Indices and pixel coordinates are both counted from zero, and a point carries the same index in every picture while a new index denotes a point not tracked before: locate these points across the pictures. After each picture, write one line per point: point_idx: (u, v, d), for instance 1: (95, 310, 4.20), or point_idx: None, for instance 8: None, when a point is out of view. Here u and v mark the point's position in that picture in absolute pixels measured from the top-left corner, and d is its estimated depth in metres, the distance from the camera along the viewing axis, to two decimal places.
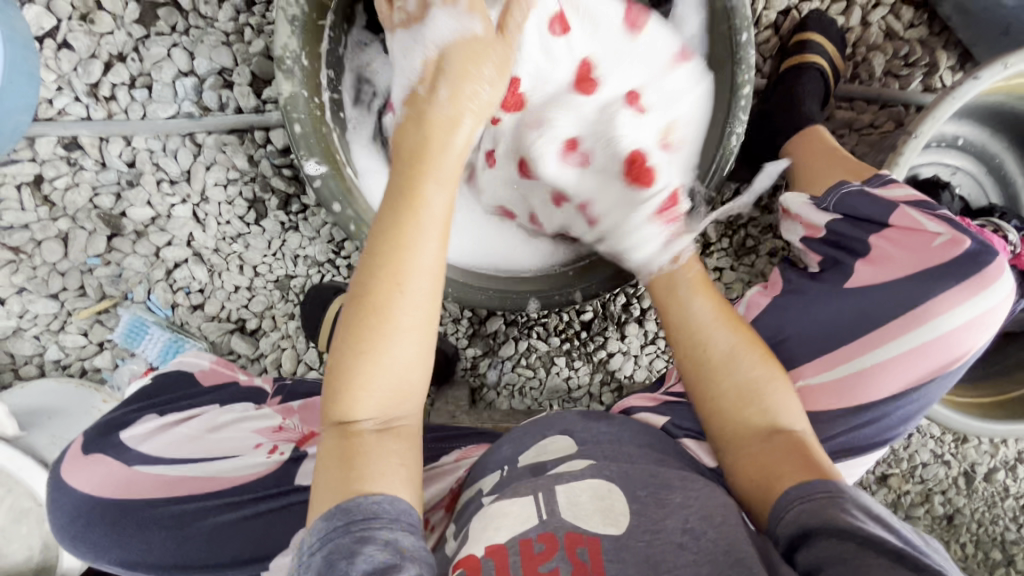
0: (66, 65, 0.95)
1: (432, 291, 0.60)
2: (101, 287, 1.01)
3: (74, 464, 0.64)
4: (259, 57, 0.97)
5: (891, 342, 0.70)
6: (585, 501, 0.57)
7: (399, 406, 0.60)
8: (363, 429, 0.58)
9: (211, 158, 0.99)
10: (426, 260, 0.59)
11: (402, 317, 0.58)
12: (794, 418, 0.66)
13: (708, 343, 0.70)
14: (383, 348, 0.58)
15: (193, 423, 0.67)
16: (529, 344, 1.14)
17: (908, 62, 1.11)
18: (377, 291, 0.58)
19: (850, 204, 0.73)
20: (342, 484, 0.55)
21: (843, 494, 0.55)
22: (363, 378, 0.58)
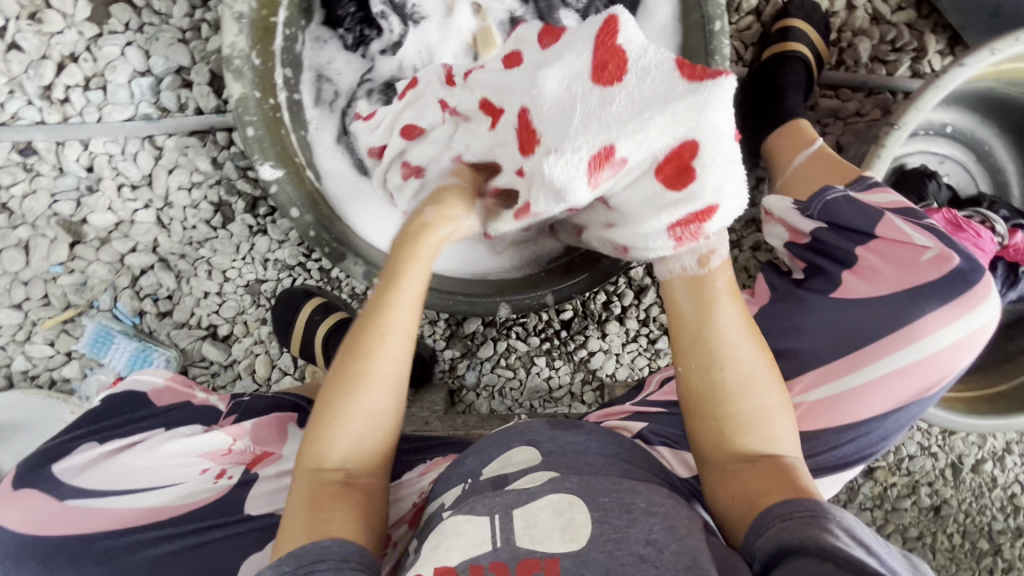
0: (16, 67, 0.91)
1: (408, 352, 0.61)
2: (65, 295, 0.98)
3: (4, 500, 0.61)
4: (217, 55, 0.93)
5: (874, 362, 0.68)
6: (544, 519, 0.55)
7: (370, 461, 0.59)
8: (333, 478, 0.57)
9: (172, 161, 0.96)
10: (405, 315, 0.61)
11: (382, 371, 0.59)
12: (790, 444, 0.62)
13: (726, 361, 0.63)
14: (362, 396, 0.58)
15: (132, 453, 0.64)
16: (508, 344, 1.12)
17: (895, 47, 1.07)
18: (366, 334, 0.60)
19: (832, 212, 0.74)
20: (307, 526, 0.53)
21: (829, 515, 0.53)
22: (339, 425, 0.58)
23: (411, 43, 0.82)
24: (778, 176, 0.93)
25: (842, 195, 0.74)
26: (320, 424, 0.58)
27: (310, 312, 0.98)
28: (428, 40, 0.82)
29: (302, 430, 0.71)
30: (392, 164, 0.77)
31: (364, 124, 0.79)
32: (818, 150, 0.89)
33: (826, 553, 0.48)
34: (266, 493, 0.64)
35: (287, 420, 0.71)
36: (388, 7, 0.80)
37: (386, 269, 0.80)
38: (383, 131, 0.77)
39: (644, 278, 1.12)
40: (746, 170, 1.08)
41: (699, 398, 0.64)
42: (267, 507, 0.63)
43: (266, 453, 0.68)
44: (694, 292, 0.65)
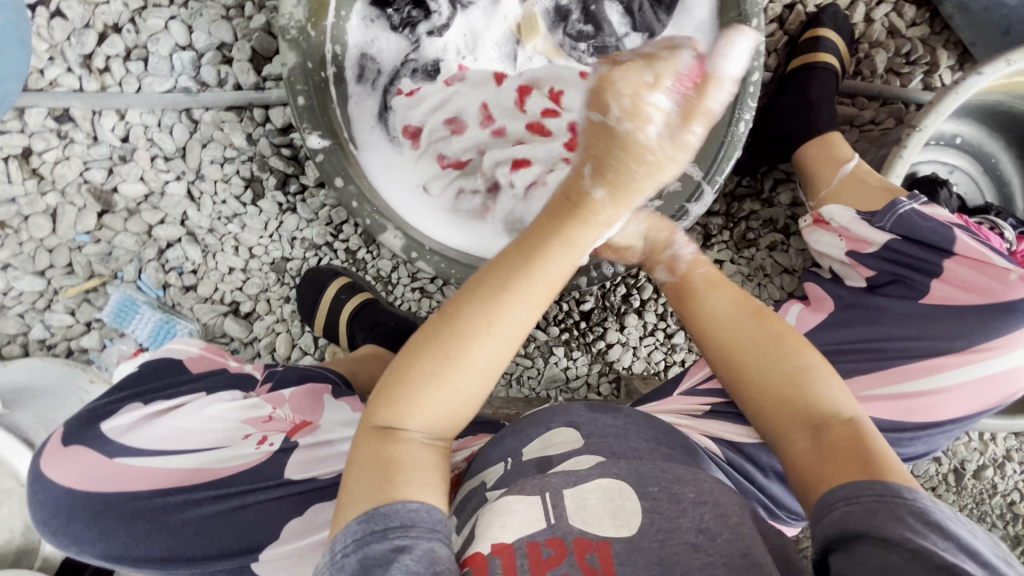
0: (59, 35, 0.92)
1: (524, 329, 0.56)
2: (89, 265, 0.98)
3: (55, 456, 0.61)
4: (260, 33, 0.95)
5: (967, 365, 0.69)
6: (595, 503, 0.56)
7: (448, 432, 0.57)
8: (409, 445, 0.55)
9: (208, 135, 0.97)
10: (543, 286, 0.56)
11: (479, 357, 0.54)
12: (843, 402, 0.61)
13: (740, 341, 0.67)
14: (457, 371, 0.54)
15: (179, 414, 0.63)
16: (528, 333, 1.13)
17: (909, 60, 1.12)
18: (472, 308, 0.55)
19: (907, 226, 0.75)
20: (378, 490, 0.52)
21: (900, 499, 0.51)
22: (421, 395, 0.55)
23: (458, 27, 0.85)
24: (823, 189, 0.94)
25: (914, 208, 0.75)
26: (403, 387, 0.55)
27: (336, 290, 0.98)
28: (473, 25, 0.85)
29: (337, 401, 0.69)
30: (425, 152, 0.85)
31: (408, 101, 0.85)
32: (857, 166, 0.90)
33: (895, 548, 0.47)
34: (306, 460, 0.63)
35: (322, 391, 0.70)
36: None
37: (424, 244, 0.80)
38: (433, 104, 0.85)
39: None
40: (765, 171, 1.12)
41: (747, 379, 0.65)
42: (308, 472, 0.62)
43: (305, 422, 0.66)
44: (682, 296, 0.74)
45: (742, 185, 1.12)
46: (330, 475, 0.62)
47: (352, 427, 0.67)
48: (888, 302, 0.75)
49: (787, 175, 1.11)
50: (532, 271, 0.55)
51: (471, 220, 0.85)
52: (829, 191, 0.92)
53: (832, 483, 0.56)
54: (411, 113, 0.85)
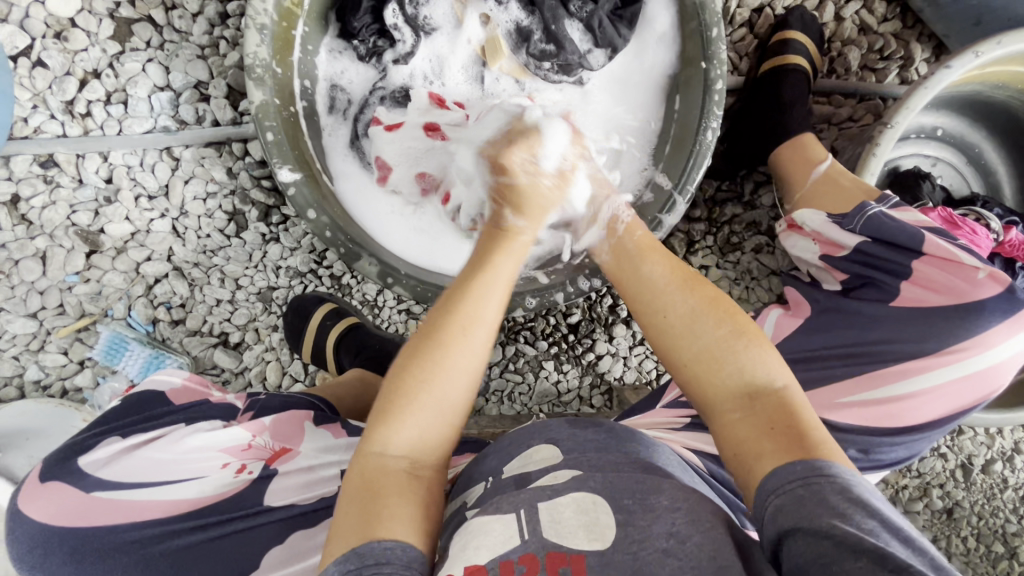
0: (41, 83, 0.94)
1: (484, 351, 0.61)
2: (80, 304, 1.00)
3: (30, 492, 0.60)
4: (234, 69, 0.97)
5: (939, 368, 0.67)
6: (569, 517, 0.56)
7: (433, 454, 0.58)
8: (395, 472, 0.56)
9: (189, 171, 0.99)
10: (496, 298, 0.62)
11: (460, 362, 0.59)
12: (774, 372, 0.58)
13: (666, 309, 0.63)
14: (439, 387, 0.58)
15: (157, 445, 0.63)
16: (516, 349, 1.13)
17: (883, 56, 1.11)
18: (444, 326, 0.60)
19: (876, 227, 0.73)
20: (363, 524, 0.52)
21: (824, 478, 0.49)
22: (409, 415, 0.57)
23: (423, 53, 0.86)
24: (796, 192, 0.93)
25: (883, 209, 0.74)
26: (390, 416, 0.57)
27: (321, 316, 0.99)
28: (439, 51, 0.86)
29: (318, 428, 0.70)
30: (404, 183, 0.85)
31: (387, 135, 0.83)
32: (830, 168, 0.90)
33: (828, 538, 0.44)
34: (289, 487, 0.64)
35: (303, 418, 0.71)
36: (401, 19, 0.83)
37: (400, 269, 0.82)
38: (398, 149, 0.83)
39: None
40: (744, 175, 1.12)
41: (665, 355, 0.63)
42: (289, 498, 0.63)
43: (285, 449, 0.67)
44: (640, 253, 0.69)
45: (722, 189, 1.12)
46: (311, 500, 0.63)
47: (332, 453, 0.68)
48: (861, 306, 0.73)
49: (767, 177, 1.11)
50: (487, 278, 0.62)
51: (446, 242, 0.86)
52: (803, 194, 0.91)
53: (769, 460, 0.52)
54: (387, 152, 0.83)
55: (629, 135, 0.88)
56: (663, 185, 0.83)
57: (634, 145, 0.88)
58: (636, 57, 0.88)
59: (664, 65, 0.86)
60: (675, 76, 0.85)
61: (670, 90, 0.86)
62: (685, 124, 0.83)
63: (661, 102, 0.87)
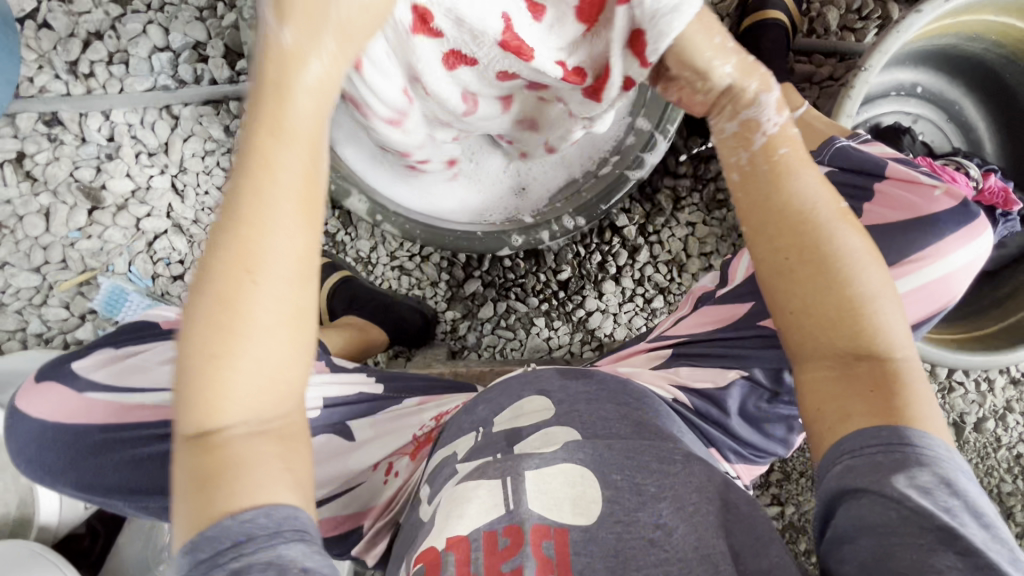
0: (46, 44, 0.98)
1: (304, 260, 0.44)
2: (82, 259, 1.03)
3: (31, 391, 0.63)
4: (231, 30, 1.00)
5: (903, 278, 0.69)
6: (555, 487, 0.58)
7: (279, 407, 0.45)
8: (230, 441, 0.44)
9: (188, 129, 1.03)
10: (292, 178, 0.43)
11: (270, 264, 0.43)
12: (898, 337, 0.55)
13: (804, 245, 0.55)
14: (239, 335, 0.43)
15: (147, 355, 0.64)
16: (507, 305, 1.15)
17: (862, 15, 1.14)
18: (238, 247, 0.42)
19: (843, 157, 0.78)
20: (207, 502, 0.42)
21: (906, 446, 0.50)
22: (219, 365, 0.43)
23: None
24: None
25: (849, 144, 0.79)
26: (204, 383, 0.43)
27: (315, 274, 1.03)
28: None
29: None
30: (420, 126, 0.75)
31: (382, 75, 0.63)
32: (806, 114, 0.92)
33: (899, 505, 0.47)
34: None
35: None
36: None
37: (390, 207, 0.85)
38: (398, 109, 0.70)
39: (637, 237, 1.16)
40: None
41: (781, 292, 0.56)
42: None
43: None
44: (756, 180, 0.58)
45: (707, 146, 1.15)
46: None
47: None
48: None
49: None
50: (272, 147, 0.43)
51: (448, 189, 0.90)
52: None
53: (857, 421, 0.53)
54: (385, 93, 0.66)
55: None
56: (644, 127, 0.86)
57: None
58: None
59: None
60: None
61: None
62: None
63: None
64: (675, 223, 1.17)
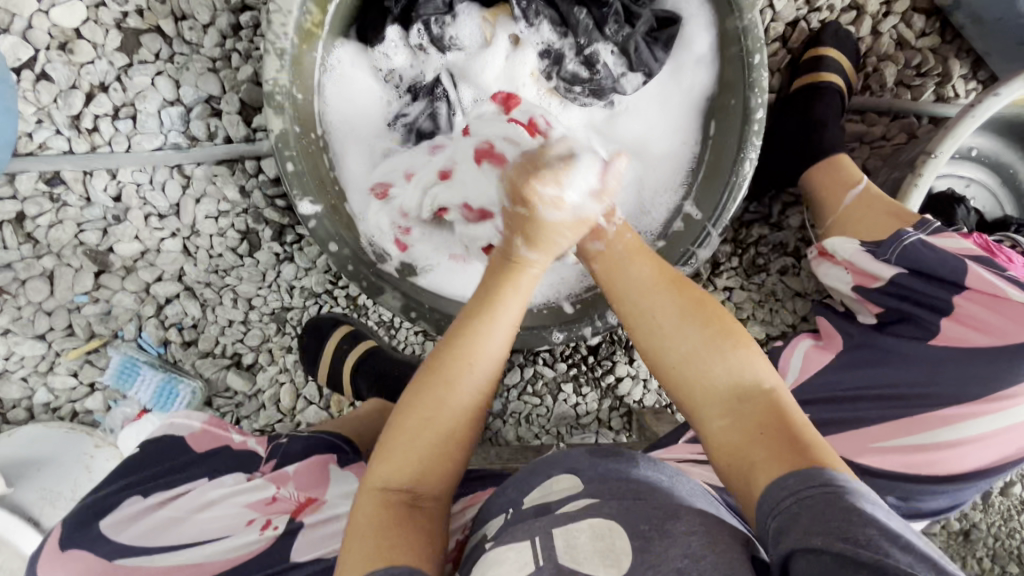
0: (45, 97, 0.90)
1: (490, 377, 0.61)
2: (89, 325, 0.97)
3: (52, 559, 0.61)
4: (248, 84, 0.92)
5: (986, 415, 0.68)
6: (584, 542, 0.53)
7: (433, 484, 0.58)
8: (399, 500, 0.56)
9: (200, 190, 0.95)
10: (495, 346, 0.62)
11: (467, 384, 0.60)
12: (764, 373, 0.59)
13: (653, 311, 0.64)
14: (448, 407, 0.59)
15: (180, 503, 0.64)
16: (535, 370, 1.10)
17: (920, 72, 1.07)
18: (460, 356, 0.60)
19: (913, 258, 0.73)
20: (379, 548, 0.52)
21: (833, 490, 0.47)
22: (407, 442, 0.58)
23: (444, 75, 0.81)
24: (827, 218, 0.91)
25: (920, 238, 0.73)
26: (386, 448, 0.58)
27: (338, 339, 0.96)
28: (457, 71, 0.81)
29: (344, 471, 0.70)
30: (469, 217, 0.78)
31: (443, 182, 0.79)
32: (865, 190, 0.87)
33: (846, 560, 0.42)
34: (315, 539, 0.63)
35: (328, 462, 0.70)
36: (426, 40, 0.79)
37: (424, 303, 0.81)
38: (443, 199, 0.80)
39: None
40: (773, 194, 1.07)
41: (653, 356, 0.63)
42: (315, 551, 0.62)
43: (310, 499, 0.66)
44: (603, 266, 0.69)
45: (750, 210, 1.08)
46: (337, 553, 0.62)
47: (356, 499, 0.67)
48: (893, 342, 0.74)
49: (796, 198, 1.08)
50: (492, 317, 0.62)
51: None
52: (836, 217, 0.89)
53: (762, 466, 0.53)
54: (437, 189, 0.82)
55: (658, 162, 0.85)
56: (698, 220, 0.80)
57: (665, 175, 0.84)
58: (671, 80, 0.83)
59: (701, 89, 0.81)
60: (712, 100, 0.81)
61: (704, 114, 0.82)
62: (720, 151, 0.79)
63: (696, 127, 0.83)
64: (712, 288, 1.08)
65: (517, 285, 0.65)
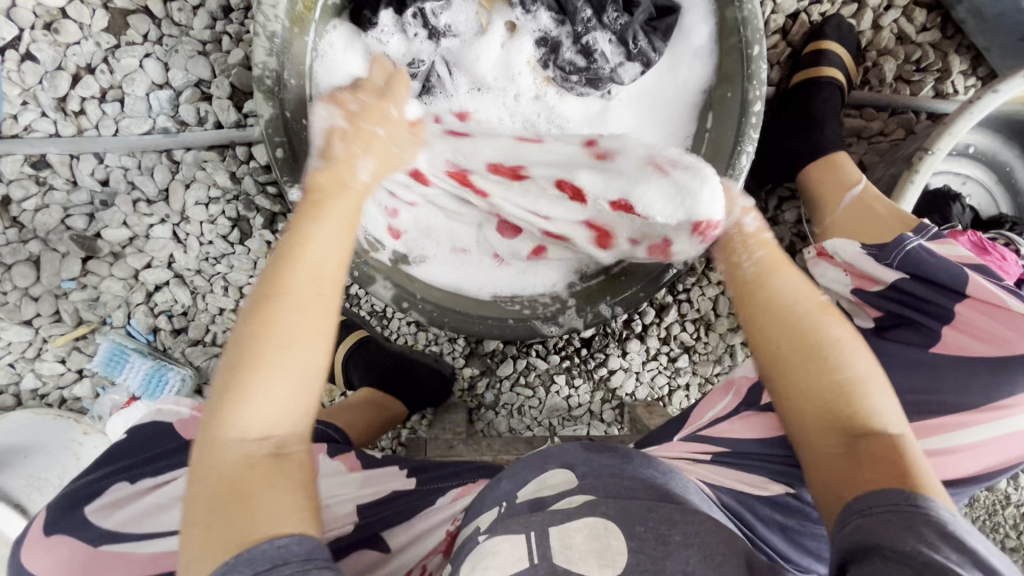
0: (30, 78, 0.88)
1: (329, 301, 0.52)
2: (77, 311, 0.96)
3: (36, 546, 0.61)
4: (238, 68, 0.91)
5: (989, 421, 0.66)
6: (580, 542, 0.51)
7: (299, 428, 0.51)
8: (264, 455, 0.49)
9: (190, 175, 0.94)
10: (325, 259, 0.52)
11: (287, 324, 0.49)
12: (892, 414, 0.54)
13: (807, 330, 0.55)
14: (271, 362, 0.49)
15: (169, 490, 0.63)
16: (527, 362, 1.10)
17: (919, 68, 1.06)
18: (284, 280, 0.50)
19: (914, 262, 0.73)
20: (228, 529, 0.45)
21: (921, 510, 0.46)
22: (252, 386, 0.48)
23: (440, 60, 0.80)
24: (823, 219, 0.92)
25: (922, 244, 0.74)
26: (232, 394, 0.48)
27: None
28: (451, 57, 0.80)
29: None
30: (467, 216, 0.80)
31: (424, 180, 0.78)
32: (862, 193, 0.88)
33: (911, 562, 0.42)
34: None
35: None
36: (421, 27, 0.78)
37: (415, 293, 0.82)
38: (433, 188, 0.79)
39: (666, 296, 1.10)
40: (770, 189, 1.06)
41: (765, 364, 0.57)
42: None
43: None
44: (725, 252, 0.62)
45: None
46: None
47: None
48: (892, 347, 0.74)
49: (791, 192, 1.06)
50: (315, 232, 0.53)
51: (479, 270, 0.85)
52: (833, 218, 0.90)
53: (862, 489, 0.50)
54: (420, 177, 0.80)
55: None
56: None
57: None
58: (668, 74, 0.82)
59: (698, 81, 0.80)
60: (710, 92, 0.80)
61: (701, 107, 0.81)
62: (717, 145, 0.78)
63: (692, 119, 0.82)
64: (706, 283, 1.10)
65: (342, 203, 0.55)
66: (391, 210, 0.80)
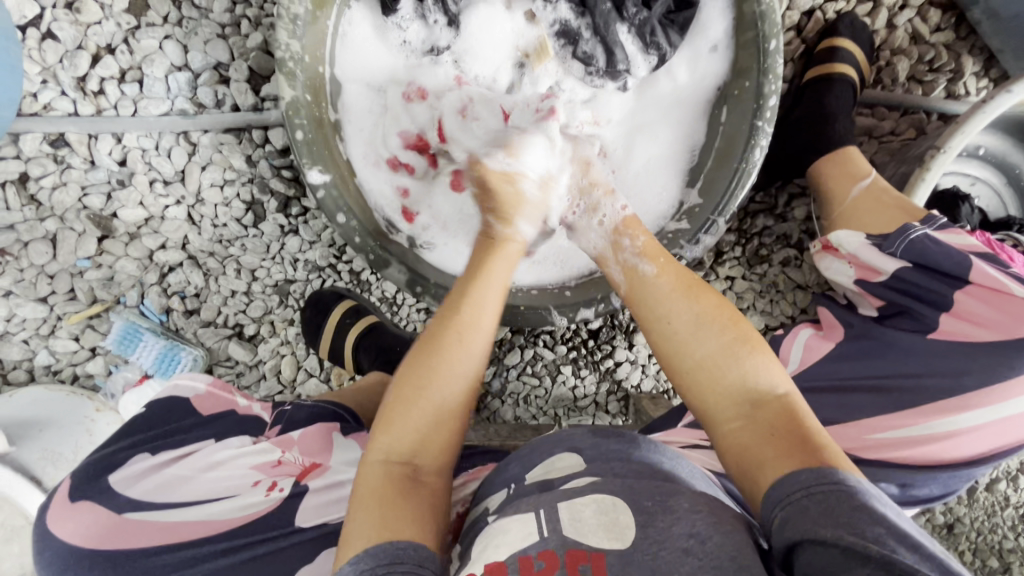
0: (51, 57, 0.88)
1: (481, 356, 0.63)
2: (92, 290, 0.97)
3: (59, 514, 0.62)
4: (257, 52, 0.92)
5: (987, 407, 0.69)
6: (589, 516, 0.52)
7: (434, 454, 0.58)
8: (400, 471, 0.56)
9: (206, 157, 0.94)
10: (483, 324, 0.63)
11: (457, 367, 0.60)
12: (775, 379, 0.59)
13: (668, 317, 0.64)
14: (431, 396, 0.59)
15: (186, 462, 0.66)
16: (534, 352, 1.11)
17: (933, 68, 1.06)
18: (441, 332, 0.62)
19: (919, 252, 0.74)
20: (379, 524, 0.52)
21: (831, 486, 0.48)
22: (405, 414, 0.58)
23: (460, 49, 0.81)
24: (833, 209, 0.92)
25: (926, 233, 0.74)
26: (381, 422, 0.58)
27: (339, 315, 0.96)
28: (469, 49, 0.81)
29: (347, 439, 0.72)
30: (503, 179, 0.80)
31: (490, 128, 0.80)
32: (872, 183, 0.88)
33: (835, 545, 0.44)
34: (316, 505, 0.64)
35: (331, 429, 0.72)
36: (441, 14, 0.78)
37: (427, 277, 0.81)
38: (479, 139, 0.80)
39: None
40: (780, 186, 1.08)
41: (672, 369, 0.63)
42: (317, 518, 0.63)
43: (315, 464, 0.68)
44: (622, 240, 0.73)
45: (755, 200, 1.08)
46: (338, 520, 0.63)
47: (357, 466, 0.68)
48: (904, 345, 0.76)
49: (801, 189, 1.07)
50: (481, 284, 0.65)
51: None
52: (841, 211, 0.91)
53: (772, 465, 0.52)
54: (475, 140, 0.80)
55: (667, 149, 0.84)
56: (703, 213, 0.81)
57: (672, 163, 0.84)
58: (685, 66, 0.82)
59: (715, 74, 0.81)
60: (726, 86, 0.80)
61: (717, 101, 0.82)
62: (731, 140, 0.78)
63: (708, 113, 0.83)
64: (714, 277, 1.09)
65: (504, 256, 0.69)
66: (401, 189, 0.83)
